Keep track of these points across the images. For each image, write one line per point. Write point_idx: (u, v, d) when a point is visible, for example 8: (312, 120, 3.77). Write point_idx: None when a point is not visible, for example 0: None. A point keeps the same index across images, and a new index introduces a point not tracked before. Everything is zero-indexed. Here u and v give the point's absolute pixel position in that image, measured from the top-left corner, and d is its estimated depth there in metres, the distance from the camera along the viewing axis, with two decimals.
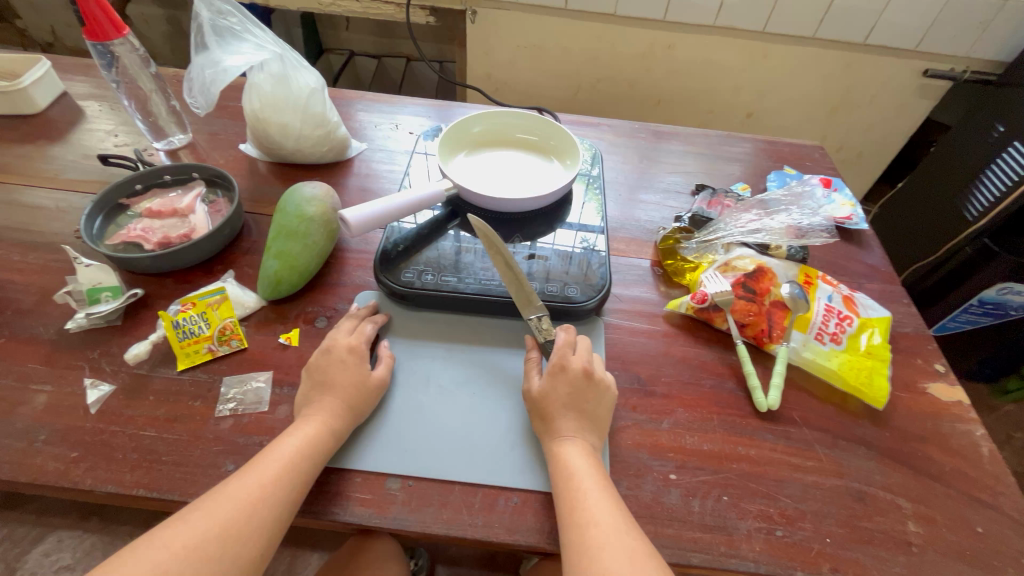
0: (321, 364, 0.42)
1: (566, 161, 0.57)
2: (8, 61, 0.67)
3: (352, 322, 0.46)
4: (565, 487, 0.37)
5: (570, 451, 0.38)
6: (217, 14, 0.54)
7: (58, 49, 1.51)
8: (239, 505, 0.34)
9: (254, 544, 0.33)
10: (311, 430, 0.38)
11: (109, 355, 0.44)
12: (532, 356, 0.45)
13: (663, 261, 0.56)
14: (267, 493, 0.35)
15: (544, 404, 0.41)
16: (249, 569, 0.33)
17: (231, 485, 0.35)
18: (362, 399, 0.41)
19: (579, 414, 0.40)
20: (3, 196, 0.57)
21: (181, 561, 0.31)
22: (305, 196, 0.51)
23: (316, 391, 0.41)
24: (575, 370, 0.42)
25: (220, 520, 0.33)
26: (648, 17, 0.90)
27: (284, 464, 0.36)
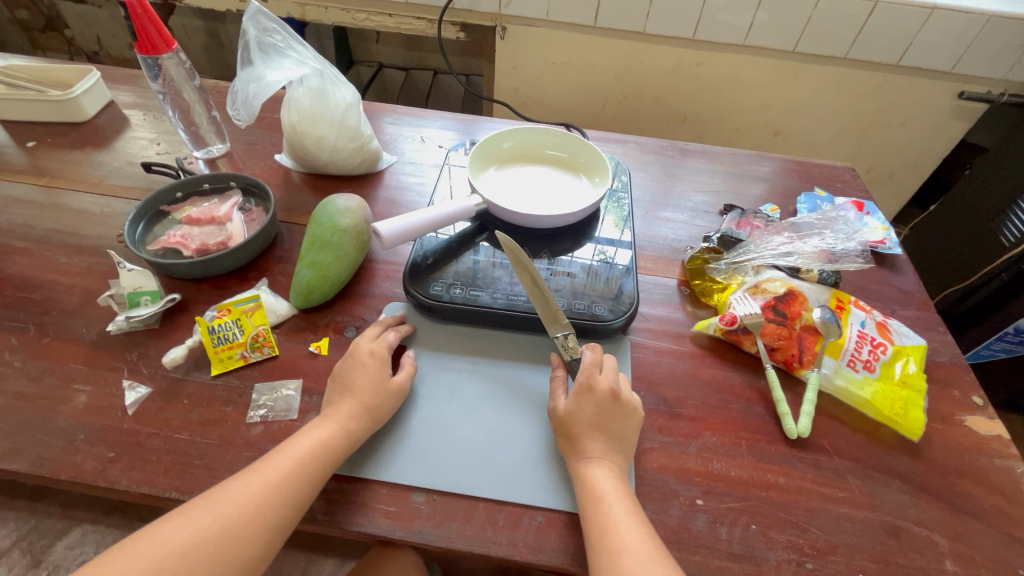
0: (345, 366, 0.43)
1: (595, 179, 0.57)
2: (61, 70, 0.70)
3: (376, 329, 0.47)
4: (594, 510, 0.36)
5: (597, 472, 0.38)
6: (262, 32, 0.56)
7: (102, 58, 1.58)
8: (246, 500, 0.35)
9: (256, 543, 0.34)
10: (323, 432, 0.39)
11: (147, 358, 0.46)
12: (558, 374, 0.45)
13: (690, 281, 0.56)
14: (275, 490, 0.35)
15: (570, 424, 0.40)
16: (246, 570, 0.33)
17: (237, 483, 0.35)
18: (379, 404, 0.41)
19: (607, 435, 0.40)
20: (52, 200, 0.59)
21: (175, 559, 0.32)
22: (339, 208, 0.52)
23: (338, 393, 0.42)
24: (602, 391, 0.41)
25: (228, 513, 0.34)
26: (677, 35, 0.90)
27: (295, 462, 0.37)
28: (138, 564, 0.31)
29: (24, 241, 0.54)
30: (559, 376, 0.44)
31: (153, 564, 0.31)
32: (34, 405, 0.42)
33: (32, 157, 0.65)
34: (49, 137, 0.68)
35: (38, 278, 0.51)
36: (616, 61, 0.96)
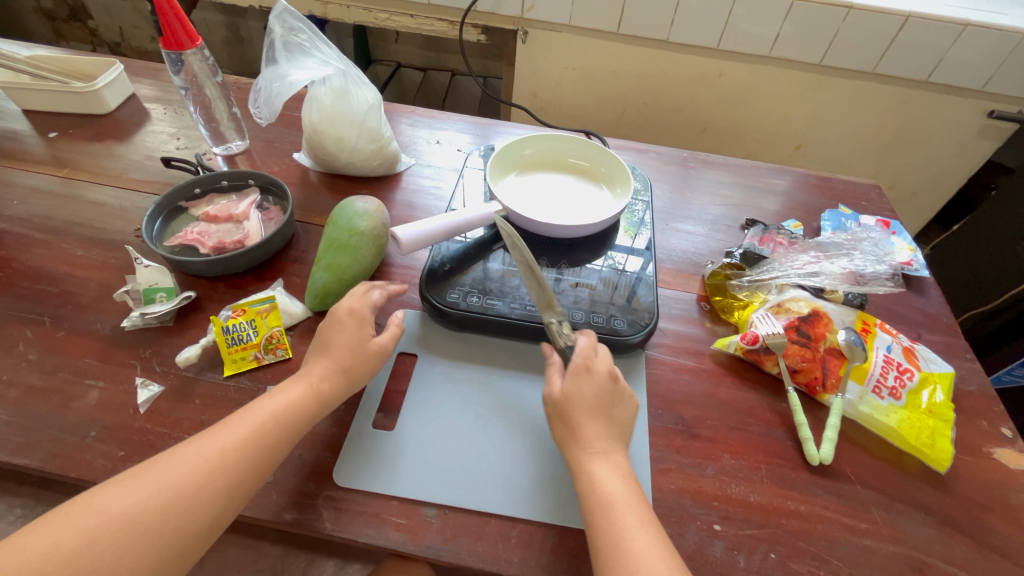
0: (327, 325, 0.43)
1: (617, 189, 0.56)
2: (85, 62, 0.71)
3: (362, 286, 0.46)
4: (603, 514, 0.35)
5: (603, 470, 0.37)
6: (288, 31, 0.55)
7: (124, 49, 1.59)
8: (203, 461, 0.35)
9: (205, 511, 0.33)
10: (289, 397, 0.39)
11: (160, 356, 0.45)
12: (552, 360, 0.43)
13: (710, 297, 0.55)
14: (230, 456, 0.35)
15: (568, 407, 0.39)
16: (193, 538, 0.33)
17: (189, 449, 0.35)
18: (357, 364, 0.41)
19: (607, 420, 0.39)
20: (71, 192, 0.59)
21: (113, 529, 0.31)
22: (357, 211, 0.51)
23: (317, 352, 0.42)
24: (599, 373, 0.41)
25: (184, 474, 0.34)
26: (701, 45, 0.89)
27: (257, 425, 0.37)
28: (87, 521, 0.31)
29: (42, 233, 0.54)
30: (555, 359, 0.43)
31: (103, 521, 0.31)
32: (46, 400, 0.42)
33: (53, 147, 0.65)
34: (70, 128, 0.68)
35: (55, 271, 0.51)
36: (638, 69, 0.95)
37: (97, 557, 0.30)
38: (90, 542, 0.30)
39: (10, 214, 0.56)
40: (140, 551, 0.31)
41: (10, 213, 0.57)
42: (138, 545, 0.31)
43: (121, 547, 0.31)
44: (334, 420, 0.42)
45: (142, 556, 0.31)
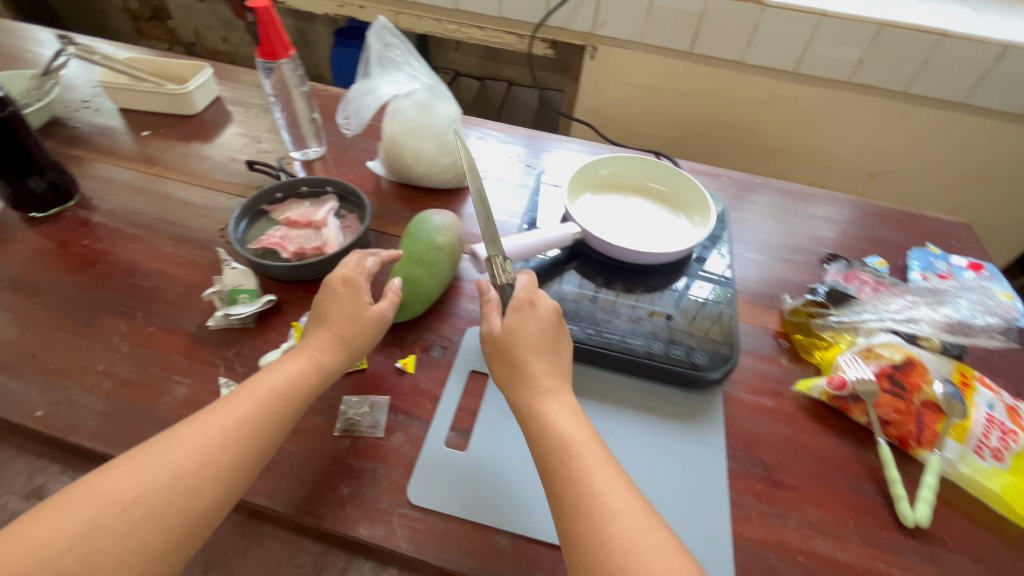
0: (321, 296, 0.44)
1: (695, 218, 0.54)
2: (178, 65, 0.74)
3: (356, 255, 0.47)
4: (563, 455, 0.35)
5: (556, 412, 0.37)
6: (383, 46, 0.58)
7: (197, 49, 1.67)
8: (206, 439, 0.34)
9: (212, 490, 0.33)
10: (288, 372, 0.39)
11: (242, 356, 0.46)
12: (490, 296, 0.43)
13: (790, 334, 0.52)
14: (232, 433, 0.35)
15: (512, 343, 0.40)
16: (202, 519, 0.33)
17: (187, 430, 0.35)
18: (353, 332, 0.42)
19: (553, 357, 0.40)
20: (161, 190, 0.62)
21: (117, 513, 0.30)
22: (435, 225, 0.51)
23: (314, 326, 0.43)
24: (543, 308, 0.42)
25: (185, 452, 0.34)
26: (777, 67, 0.87)
27: (257, 401, 0.37)
28: (89, 505, 0.30)
29: (135, 228, 0.57)
30: (492, 295, 0.43)
31: (104, 505, 0.30)
32: (137, 393, 0.43)
33: (144, 145, 0.68)
34: (161, 128, 0.71)
35: (147, 266, 0.53)
36: (707, 89, 0.93)
37: (103, 541, 0.29)
38: (94, 526, 0.30)
39: (106, 208, 0.59)
40: (146, 531, 0.30)
41: (106, 207, 0.59)
42: (145, 528, 0.30)
43: (127, 529, 0.30)
44: (408, 435, 0.42)
45: (149, 537, 0.30)
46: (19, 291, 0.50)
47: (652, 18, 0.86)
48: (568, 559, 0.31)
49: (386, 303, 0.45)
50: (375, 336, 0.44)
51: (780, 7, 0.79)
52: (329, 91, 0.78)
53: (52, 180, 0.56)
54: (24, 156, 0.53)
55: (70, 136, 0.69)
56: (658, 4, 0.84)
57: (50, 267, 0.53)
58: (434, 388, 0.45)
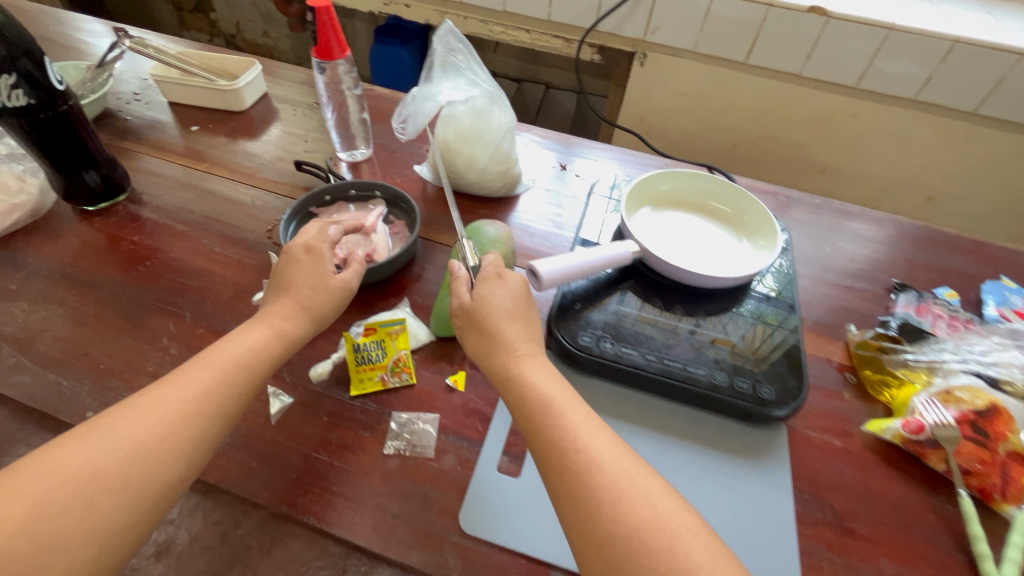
0: (282, 265, 0.44)
1: (759, 241, 0.52)
2: (229, 61, 0.74)
3: (316, 225, 0.48)
4: (544, 413, 0.35)
5: (535, 374, 0.38)
6: (448, 51, 0.57)
7: (237, 41, 1.68)
8: (166, 411, 0.33)
9: (175, 462, 0.32)
10: (250, 342, 0.39)
11: (290, 364, 0.45)
12: (460, 274, 0.44)
13: (857, 369, 0.49)
14: (193, 404, 0.34)
15: (485, 316, 0.41)
16: (165, 492, 0.32)
17: (142, 402, 0.34)
18: (318, 300, 0.43)
19: (527, 325, 0.42)
20: (209, 187, 0.62)
21: (74, 489, 0.29)
22: (489, 237, 0.50)
23: (275, 295, 0.43)
24: (512, 281, 0.43)
25: (143, 425, 0.32)
26: (837, 82, 0.83)
27: (217, 372, 0.36)
28: (40, 483, 0.29)
29: (184, 225, 0.57)
30: (461, 271, 0.44)
31: (57, 482, 0.29)
32: None
33: (192, 140, 0.68)
34: (210, 123, 0.71)
35: (195, 266, 0.52)
36: (760, 101, 0.90)
37: (60, 520, 0.28)
38: (47, 506, 0.28)
39: (156, 204, 0.59)
40: (107, 506, 0.29)
41: (156, 203, 0.59)
42: (103, 502, 0.29)
43: (87, 505, 0.29)
44: (459, 458, 0.41)
45: (110, 512, 0.29)
46: (70, 285, 0.50)
47: (707, 27, 0.84)
48: (561, 513, 0.32)
49: (350, 270, 0.46)
50: (337, 305, 0.44)
51: (845, 19, 0.76)
52: (377, 92, 0.77)
53: (106, 174, 0.56)
54: (80, 150, 0.53)
55: (121, 129, 0.69)
56: (714, 13, 0.82)
57: (100, 262, 0.52)
58: (485, 408, 0.44)
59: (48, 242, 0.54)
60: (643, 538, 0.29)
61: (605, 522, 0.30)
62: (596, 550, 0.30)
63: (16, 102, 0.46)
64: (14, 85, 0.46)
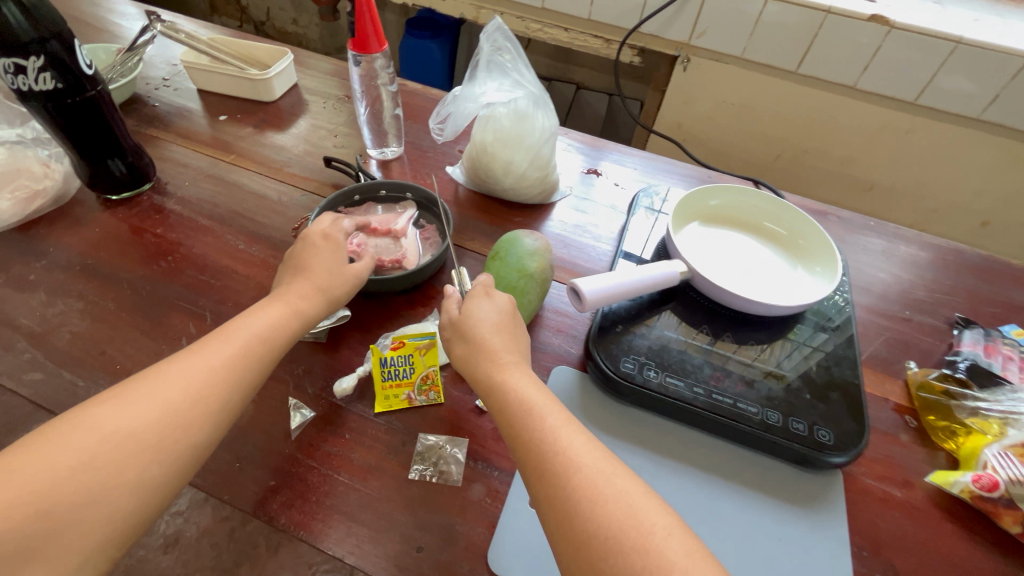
0: (298, 250, 0.44)
1: (816, 268, 0.48)
2: (261, 49, 0.72)
3: (331, 216, 0.47)
4: (525, 417, 0.34)
5: (518, 380, 0.36)
6: (494, 50, 0.55)
7: (267, 28, 1.67)
8: (193, 379, 0.33)
9: (201, 428, 0.32)
10: (273, 316, 0.38)
11: (312, 375, 0.43)
12: (450, 293, 0.43)
13: (920, 413, 0.46)
14: (221, 372, 0.34)
15: (469, 326, 0.39)
16: (193, 456, 0.32)
17: (174, 367, 0.34)
18: (335, 286, 0.42)
19: (511, 337, 0.40)
20: (235, 180, 0.60)
21: (111, 448, 0.29)
22: (526, 249, 0.47)
23: (292, 275, 0.42)
24: (500, 299, 0.41)
25: (175, 390, 0.33)
26: (893, 96, 0.79)
27: (241, 343, 0.36)
28: (77, 442, 0.29)
29: (208, 220, 0.55)
30: (453, 291, 0.43)
31: (97, 440, 0.29)
32: None
33: (219, 130, 0.66)
34: (239, 113, 0.69)
35: (219, 263, 0.50)
36: (807, 113, 0.86)
37: (97, 478, 0.28)
38: (86, 462, 0.29)
39: (181, 195, 0.57)
40: (140, 465, 0.30)
41: (180, 194, 0.57)
42: (137, 462, 0.30)
43: (122, 464, 0.29)
44: (488, 488, 0.38)
45: (142, 472, 0.30)
46: (89, 278, 0.48)
47: (757, 33, 0.80)
48: (542, 515, 0.30)
49: (363, 262, 0.45)
50: (348, 293, 0.43)
51: (908, 29, 0.72)
52: (409, 87, 0.75)
53: (132, 163, 0.55)
54: (107, 137, 0.51)
55: (149, 116, 0.67)
56: (766, 18, 0.78)
57: (122, 254, 0.51)
58: None
59: (70, 230, 0.52)
60: (617, 538, 0.28)
61: (582, 522, 0.29)
62: (574, 553, 0.28)
63: (42, 85, 0.45)
64: (41, 68, 0.44)
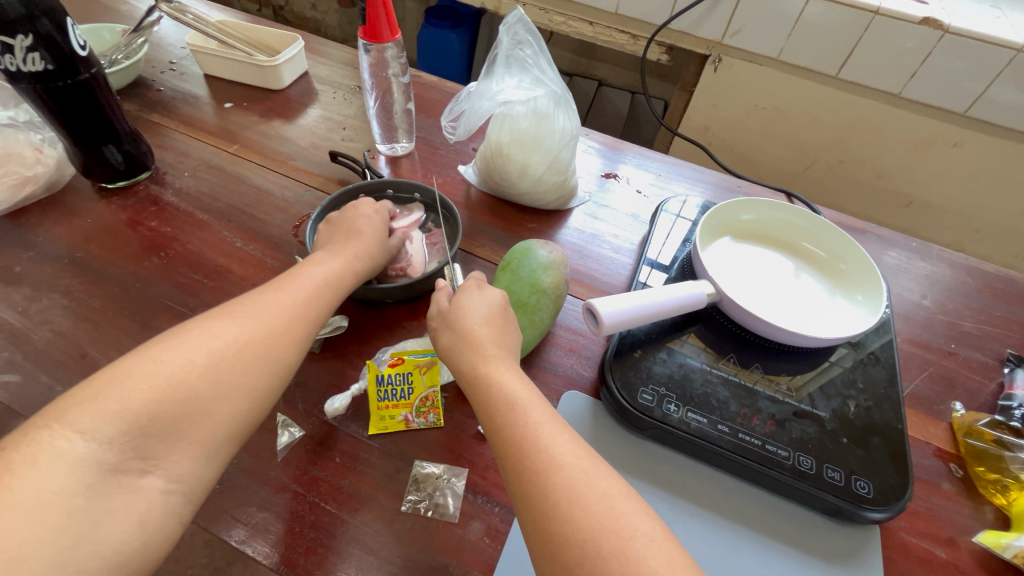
0: (347, 216, 0.45)
1: (857, 295, 0.44)
2: (272, 35, 0.69)
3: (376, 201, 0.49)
4: (507, 411, 0.31)
5: (504, 374, 0.33)
6: (515, 44, 0.51)
7: (285, 13, 1.64)
8: (283, 306, 0.35)
9: (297, 347, 0.34)
10: (338, 264, 0.40)
11: (304, 389, 0.40)
12: (441, 286, 0.40)
13: (967, 462, 0.41)
14: (305, 302, 0.36)
15: (458, 318, 0.36)
16: (291, 373, 0.33)
17: (269, 293, 0.35)
18: (379, 256, 0.43)
19: (501, 329, 0.37)
20: (237, 171, 0.57)
21: (233, 354, 0.31)
22: (541, 262, 0.43)
23: (341, 236, 0.43)
24: (494, 294, 0.39)
25: (274, 309, 0.34)
26: (942, 106, 0.73)
27: (316, 282, 0.38)
28: (201, 346, 0.30)
29: (207, 214, 0.52)
30: (444, 283, 0.41)
31: (223, 344, 0.31)
32: None
33: (225, 118, 0.63)
34: (246, 101, 0.66)
35: (213, 261, 0.48)
36: (846, 120, 0.81)
37: (222, 376, 0.30)
38: (211, 362, 0.30)
39: (179, 186, 0.54)
40: (257, 372, 0.31)
41: (179, 185, 0.55)
42: (255, 368, 0.31)
43: (240, 368, 0.31)
44: (487, 527, 0.34)
45: (255, 379, 0.31)
46: (77, 273, 0.45)
47: (796, 33, 0.75)
48: (520, 517, 0.28)
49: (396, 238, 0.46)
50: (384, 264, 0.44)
51: (962, 34, 0.66)
52: (423, 79, 0.71)
53: (128, 151, 0.52)
54: (102, 122, 0.48)
55: (153, 101, 0.65)
56: (808, 19, 0.72)
57: (115, 246, 0.48)
58: None
59: (63, 220, 0.50)
60: (596, 544, 0.25)
61: (560, 526, 0.26)
62: (550, 559, 0.26)
63: (31, 66, 0.42)
64: (30, 49, 0.41)
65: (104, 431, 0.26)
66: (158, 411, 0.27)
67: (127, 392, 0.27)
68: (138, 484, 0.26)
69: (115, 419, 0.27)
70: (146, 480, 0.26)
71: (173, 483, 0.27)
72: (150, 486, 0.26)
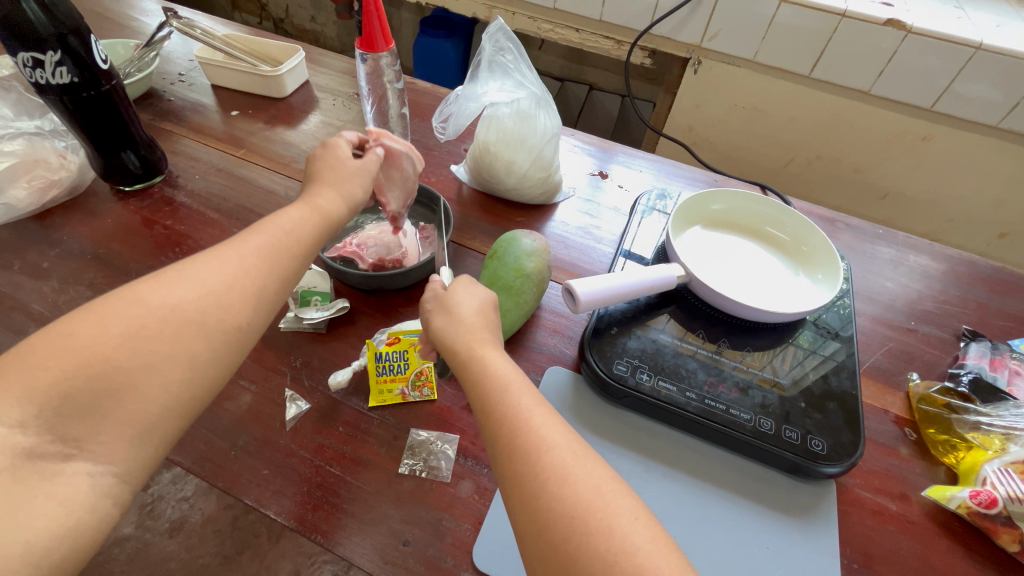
0: (308, 163, 0.46)
1: (818, 275, 0.48)
2: (276, 47, 0.73)
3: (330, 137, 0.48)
4: (500, 394, 0.34)
5: (495, 357, 0.36)
6: (497, 50, 0.55)
7: (285, 25, 1.69)
8: (228, 267, 0.35)
9: (242, 311, 0.34)
10: (297, 215, 0.40)
11: (310, 368, 0.44)
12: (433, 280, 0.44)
13: (920, 426, 0.45)
14: (251, 262, 0.36)
15: (451, 303, 0.40)
16: (237, 335, 0.34)
17: (207, 258, 0.35)
18: (349, 183, 0.45)
19: (488, 317, 0.40)
20: (244, 173, 0.61)
21: (164, 319, 0.31)
22: (525, 249, 0.47)
23: (309, 184, 0.44)
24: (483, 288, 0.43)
25: (217, 274, 0.34)
26: (909, 101, 0.77)
27: (269, 240, 0.38)
28: (121, 315, 0.30)
29: (217, 213, 0.56)
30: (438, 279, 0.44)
31: (147, 311, 0.31)
32: None
33: (231, 126, 0.68)
34: (251, 109, 0.70)
35: None
36: (821, 116, 0.85)
37: (147, 348, 0.30)
38: (131, 334, 0.30)
39: (191, 188, 0.58)
40: (190, 339, 0.31)
41: (191, 187, 0.59)
42: (188, 335, 0.31)
43: (169, 335, 0.31)
44: (477, 485, 0.38)
45: (192, 348, 0.31)
46: (99, 267, 0.50)
47: (770, 35, 0.79)
48: (507, 494, 0.31)
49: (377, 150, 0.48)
50: (364, 181, 0.46)
51: (925, 34, 0.70)
52: (418, 86, 0.75)
53: (144, 156, 0.56)
54: (121, 130, 0.53)
55: (164, 110, 0.69)
56: (781, 20, 0.76)
57: (132, 245, 0.52)
58: None
59: (83, 220, 0.54)
60: (581, 519, 0.28)
61: (548, 504, 0.29)
62: (538, 535, 0.28)
63: (59, 79, 0.46)
64: (59, 62, 0.45)
65: (15, 414, 0.26)
66: (74, 390, 0.27)
67: (40, 372, 0.27)
68: (65, 467, 0.26)
69: (24, 401, 0.26)
70: (70, 464, 0.26)
71: (100, 466, 0.27)
72: (75, 470, 0.26)
